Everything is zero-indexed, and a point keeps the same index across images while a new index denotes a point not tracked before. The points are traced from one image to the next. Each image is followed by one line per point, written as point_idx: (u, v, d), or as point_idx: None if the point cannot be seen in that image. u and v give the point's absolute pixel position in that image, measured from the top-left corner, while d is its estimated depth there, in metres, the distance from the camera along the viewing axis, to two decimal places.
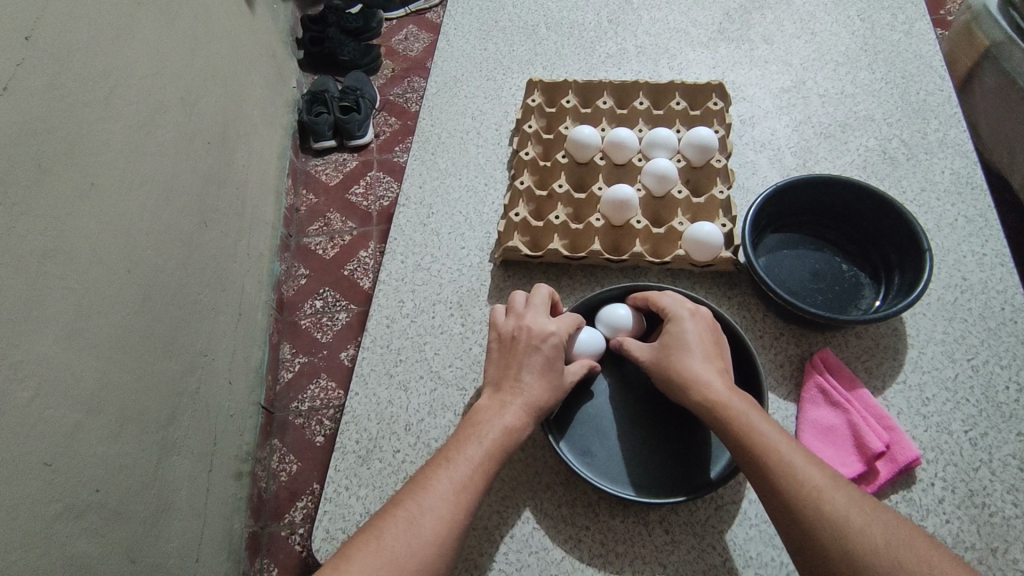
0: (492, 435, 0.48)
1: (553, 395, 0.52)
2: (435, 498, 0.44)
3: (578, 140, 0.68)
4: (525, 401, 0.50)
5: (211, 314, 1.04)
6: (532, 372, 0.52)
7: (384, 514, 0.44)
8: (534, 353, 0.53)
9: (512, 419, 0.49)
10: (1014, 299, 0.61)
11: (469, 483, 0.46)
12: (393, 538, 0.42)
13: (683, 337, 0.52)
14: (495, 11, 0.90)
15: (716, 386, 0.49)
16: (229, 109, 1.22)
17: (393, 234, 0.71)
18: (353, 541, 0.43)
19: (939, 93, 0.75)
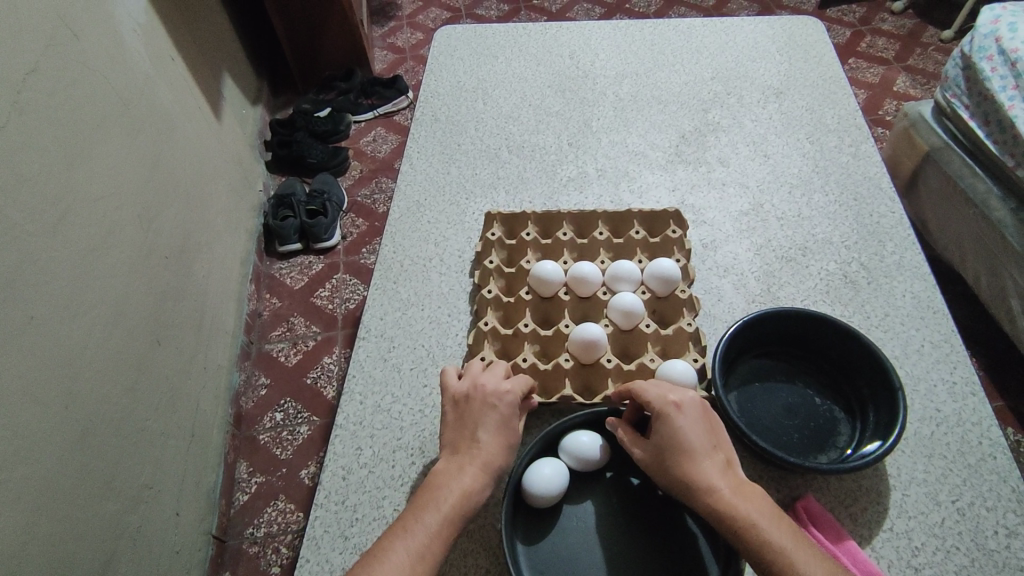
0: (448, 503, 0.48)
1: (509, 455, 0.52)
2: (390, 571, 0.44)
3: (540, 277, 0.68)
4: (485, 460, 0.51)
5: (163, 438, 0.97)
6: (488, 431, 0.52)
7: None
8: (490, 412, 0.53)
9: (470, 482, 0.49)
10: (989, 432, 0.59)
11: (426, 555, 0.45)
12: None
13: (678, 437, 0.50)
14: (457, 133, 0.91)
15: (724, 494, 0.47)
16: (191, 219, 1.20)
17: (353, 372, 0.68)
18: None
19: (890, 215, 0.77)
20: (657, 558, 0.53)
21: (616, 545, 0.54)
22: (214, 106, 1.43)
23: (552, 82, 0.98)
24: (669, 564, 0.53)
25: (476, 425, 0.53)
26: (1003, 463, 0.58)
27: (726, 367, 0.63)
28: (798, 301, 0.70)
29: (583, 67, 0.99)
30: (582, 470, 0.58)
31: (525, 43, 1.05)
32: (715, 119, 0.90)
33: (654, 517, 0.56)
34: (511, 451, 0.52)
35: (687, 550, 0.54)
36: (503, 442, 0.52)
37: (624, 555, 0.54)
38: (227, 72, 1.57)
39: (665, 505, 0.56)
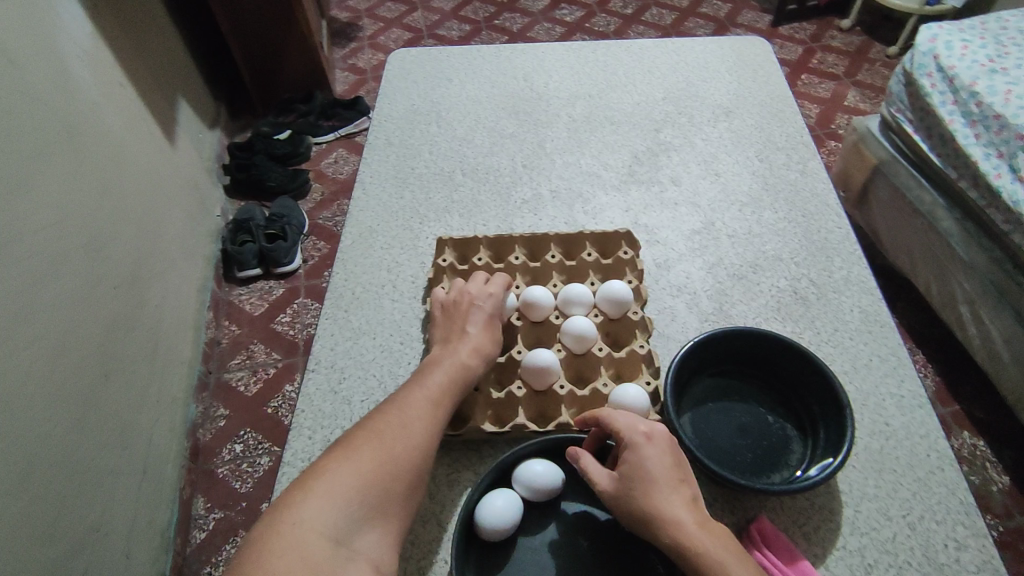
0: (450, 364, 0.59)
1: (494, 342, 0.63)
2: (415, 409, 0.54)
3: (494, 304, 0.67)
4: (477, 344, 0.62)
5: (111, 478, 0.93)
6: (475, 326, 0.63)
7: (375, 420, 0.53)
8: (477, 310, 0.65)
9: (467, 356, 0.60)
10: (937, 445, 0.60)
11: (441, 399, 0.56)
12: (389, 436, 0.51)
13: (645, 469, 0.49)
14: (410, 156, 0.91)
15: (688, 527, 0.46)
16: (143, 247, 1.16)
17: (301, 405, 0.66)
18: (354, 435, 0.52)
19: (838, 231, 0.78)
20: None
21: None
22: (167, 131, 1.40)
23: (507, 104, 0.98)
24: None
25: (464, 321, 0.63)
26: (952, 475, 0.58)
27: (679, 389, 0.62)
28: (750, 319, 0.70)
29: (537, 89, 1.00)
30: (536, 500, 0.56)
31: (479, 65, 1.05)
32: (667, 138, 0.91)
33: (608, 547, 0.55)
34: (495, 340, 0.63)
35: None
36: (490, 334, 0.63)
37: None
38: (181, 95, 1.54)
39: (620, 535, 0.55)
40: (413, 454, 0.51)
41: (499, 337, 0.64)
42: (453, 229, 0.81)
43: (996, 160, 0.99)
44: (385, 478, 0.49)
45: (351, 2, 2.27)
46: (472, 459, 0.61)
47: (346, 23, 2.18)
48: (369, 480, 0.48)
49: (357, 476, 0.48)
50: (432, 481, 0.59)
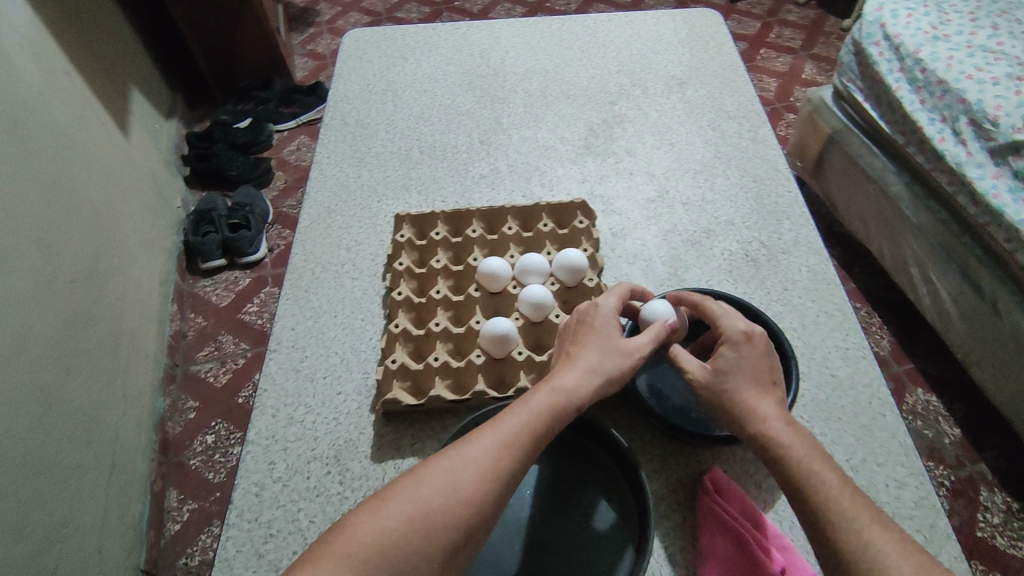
0: (543, 396, 0.50)
1: (612, 361, 0.53)
2: (479, 452, 0.45)
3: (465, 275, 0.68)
4: (589, 365, 0.52)
5: (78, 472, 0.91)
6: (583, 345, 0.54)
7: (429, 462, 0.45)
8: (591, 329, 0.55)
9: (569, 382, 0.51)
10: (880, 392, 0.63)
11: (515, 442, 0.46)
12: (434, 485, 0.43)
13: (738, 365, 0.52)
14: (367, 136, 0.90)
15: (773, 422, 0.49)
16: (100, 239, 1.13)
17: (263, 385, 0.66)
18: (396, 482, 0.44)
19: (787, 195, 0.80)
20: (573, 543, 0.54)
21: (532, 536, 0.54)
22: (120, 120, 1.36)
23: (463, 81, 0.98)
24: (584, 548, 0.53)
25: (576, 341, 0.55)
26: (893, 420, 0.61)
27: None
28: (704, 281, 0.72)
29: (493, 65, 1.00)
30: None
31: (434, 43, 1.05)
32: (622, 111, 0.93)
33: (570, 502, 0.56)
34: (609, 357, 0.53)
35: (602, 532, 0.54)
36: (602, 352, 0.53)
37: (541, 543, 0.54)
38: (134, 84, 1.50)
39: (581, 489, 0.57)
40: (460, 511, 0.42)
41: (621, 356, 0.53)
42: (412, 206, 0.81)
43: (940, 125, 1.03)
44: (413, 540, 0.41)
45: None
46: (434, 428, 0.62)
47: (304, 7, 2.14)
48: (394, 538, 0.40)
49: (382, 534, 0.40)
50: (397, 452, 0.60)
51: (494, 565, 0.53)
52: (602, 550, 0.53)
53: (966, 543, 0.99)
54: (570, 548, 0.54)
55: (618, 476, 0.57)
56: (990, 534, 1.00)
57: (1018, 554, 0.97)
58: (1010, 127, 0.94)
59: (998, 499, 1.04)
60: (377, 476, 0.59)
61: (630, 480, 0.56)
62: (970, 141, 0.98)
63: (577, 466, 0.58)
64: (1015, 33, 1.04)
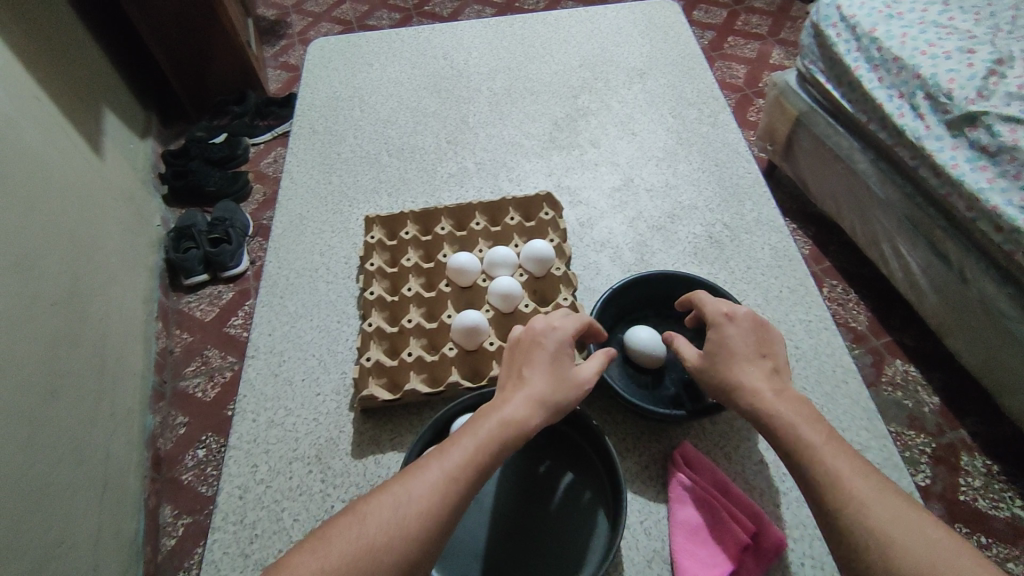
0: (489, 425, 0.48)
1: (560, 390, 0.52)
2: (422, 487, 0.44)
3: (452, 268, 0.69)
4: (537, 395, 0.51)
5: (69, 492, 0.91)
6: (536, 370, 0.53)
7: (370, 499, 0.44)
8: (540, 351, 0.54)
9: (514, 413, 0.49)
10: (842, 360, 0.65)
11: (459, 476, 0.45)
12: (375, 521, 0.42)
13: (726, 343, 0.54)
14: (336, 143, 0.92)
15: (765, 390, 0.51)
16: (78, 261, 1.13)
17: (243, 391, 0.67)
18: (336, 521, 0.43)
19: (747, 176, 0.83)
20: (549, 523, 0.56)
21: (509, 518, 0.56)
22: (93, 142, 1.36)
23: (428, 83, 1.00)
24: (560, 530, 0.55)
25: (524, 364, 0.53)
26: (855, 387, 0.64)
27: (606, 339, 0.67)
28: (670, 264, 0.74)
29: (457, 66, 1.02)
30: None
31: (399, 48, 1.06)
32: (585, 104, 0.94)
33: (546, 485, 0.58)
34: (561, 384, 0.52)
35: (578, 515, 0.56)
36: (554, 379, 0.53)
37: (518, 526, 0.56)
38: (106, 105, 1.50)
39: (558, 473, 0.59)
40: (399, 550, 0.41)
41: (571, 386, 0.53)
42: (383, 208, 0.83)
43: (898, 101, 1.04)
44: None
45: None
46: (412, 422, 0.64)
47: (274, 20, 2.14)
48: None
49: None
50: (378, 447, 0.62)
51: (471, 547, 0.55)
52: (577, 530, 0.55)
53: (949, 508, 1.01)
54: (546, 529, 0.55)
55: (592, 460, 0.59)
56: (972, 497, 1.02)
57: (998, 515, 0.99)
58: (964, 100, 0.96)
59: (979, 463, 1.05)
60: (358, 472, 0.60)
61: (604, 463, 0.58)
62: (927, 115, 0.99)
63: (555, 456, 0.60)
64: (963, 9, 1.08)
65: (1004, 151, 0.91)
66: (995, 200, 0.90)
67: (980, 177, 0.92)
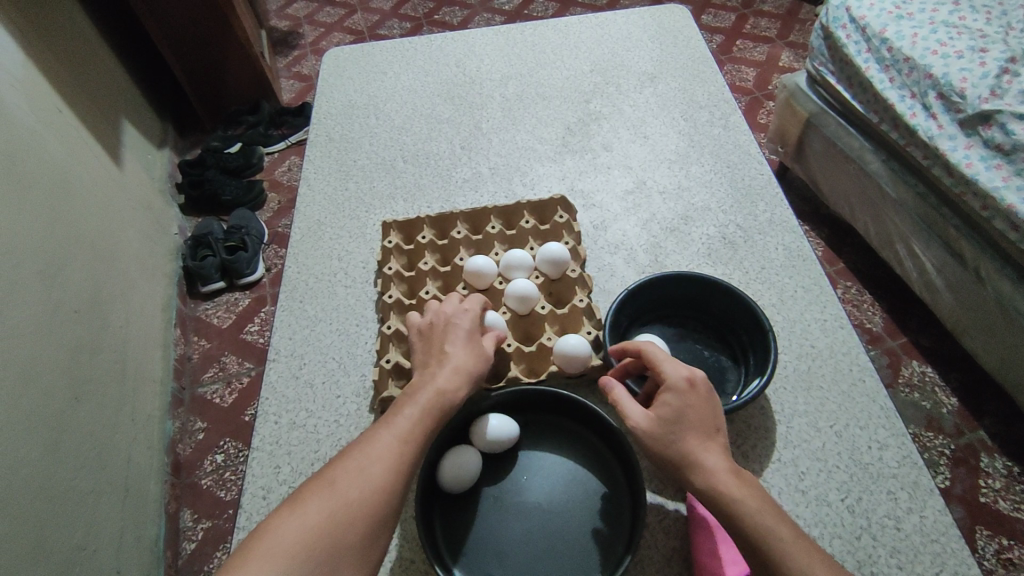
0: (428, 394, 0.53)
1: (478, 364, 0.58)
2: (381, 448, 0.49)
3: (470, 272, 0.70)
4: (457, 365, 0.56)
5: (93, 495, 0.93)
6: (454, 346, 0.58)
7: (334, 465, 0.48)
8: (453, 332, 0.59)
9: (443, 383, 0.55)
10: (859, 359, 0.66)
11: (411, 436, 0.50)
12: (345, 484, 0.46)
13: (681, 414, 0.50)
14: (352, 150, 0.93)
15: (720, 471, 0.47)
16: (100, 270, 1.16)
17: (265, 394, 0.68)
18: (307, 487, 0.46)
19: (760, 177, 0.83)
20: (573, 521, 0.56)
21: (535, 519, 0.57)
22: (112, 153, 1.39)
23: (441, 90, 1.01)
24: (586, 525, 0.56)
25: (441, 344, 0.58)
26: (873, 385, 0.64)
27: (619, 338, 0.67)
28: (683, 266, 0.75)
29: (470, 73, 1.03)
30: (491, 452, 0.60)
31: (413, 56, 1.08)
32: (597, 108, 0.95)
33: (565, 484, 0.59)
34: (479, 357, 0.58)
35: (602, 510, 0.57)
36: (470, 352, 0.58)
37: (543, 526, 0.56)
38: (124, 115, 1.53)
39: (574, 470, 0.60)
40: (373, 502, 0.45)
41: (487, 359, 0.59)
42: (399, 213, 0.84)
43: (910, 101, 1.04)
44: (330, 539, 0.43)
45: (290, 9, 2.27)
46: None
47: (287, 31, 2.17)
48: (314, 539, 0.42)
49: (299, 539, 0.42)
50: None
51: (496, 548, 0.55)
52: (601, 526, 0.56)
53: (969, 510, 1.00)
54: (571, 528, 0.56)
55: (606, 455, 0.60)
56: (993, 499, 1.01)
57: (1020, 517, 0.98)
58: (977, 99, 0.96)
59: (998, 464, 1.04)
60: None
61: (617, 458, 0.59)
62: (940, 114, 0.99)
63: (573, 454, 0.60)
64: (974, 8, 1.08)
65: (1019, 150, 0.91)
66: (1010, 198, 0.90)
67: (994, 175, 0.92)
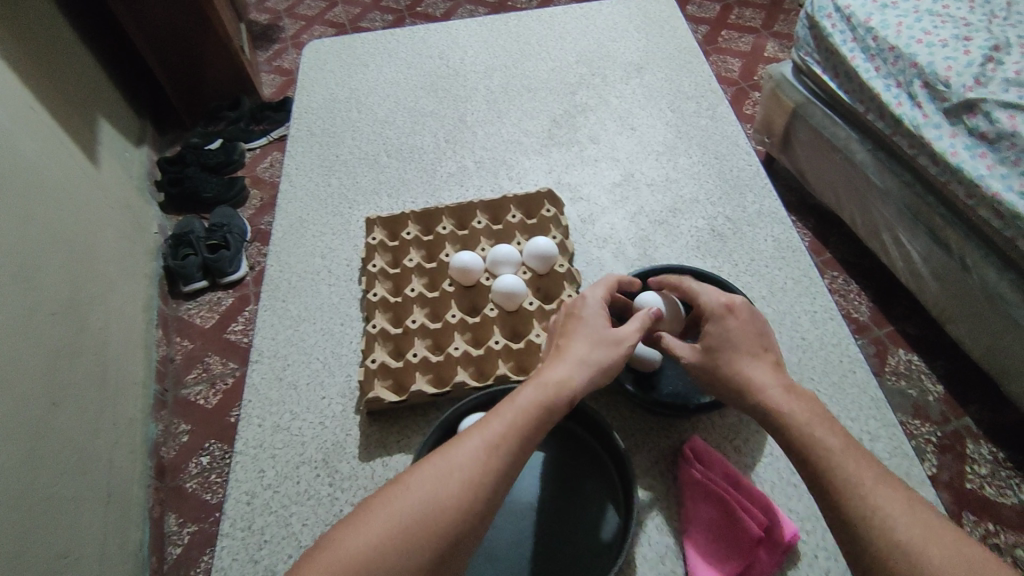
0: (531, 393, 0.50)
1: (601, 350, 0.54)
2: (466, 455, 0.45)
3: (458, 268, 0.69)
4: (579, 357, 0.53)
5: (73, 502, 0.90)
6: (573, 336, 0.55)
7: (412, 469, 0.45)
8: (578, 320, 0.56)
9: (555, 375, 0.51)
10: (849, 350, 0.65)
11: (501, 443, 0.46)
12: (423, 489, 0.43)
13: (726, 338, 0.54)
14: (334, 145, 0.91)
15: (769, 390, 0.51)
16: (77, 270, 1.12)
17: (247, 396, 0.66)
18: (379, 492, 0.44)
19: (748, 168, 0.82)
20: (568, 523, 0.55)
21: (530, 522, 0.55)
22: (87, 150, 1.34)
23: (425, 83, 0.99)
24: (584, 524, 0.55)
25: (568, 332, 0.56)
26: (864, 376, 0.63)
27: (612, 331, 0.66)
28: (673, 259, 0.74)
29: (453, 65, 1.01)
30: None
31: (395, 48, 1.06)
32: (583, 100, 0.94)
33: (561, 487, 0.57)
34: (603, 344, 0.54)
35: (599, 508, 0.56)
36: (591, 339, 0.55)
37: (537, 529, 0.55)
38: (100, 114, 1.49)
39: (569, 471, 0.58)
40: (448, 515, 0.42)
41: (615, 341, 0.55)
42: (383, 209, 0.82)
43: (895, 90, 1.04)
44: (398, 551, 0.40)
45: (269, 2, 2.22)
46: (419, 423, 0.63)
47: (267, 25, 2.13)
48: (384, 550, 0.40)
49: (367, 547, 0.40)
50: (385, 449, 0.61)
51: (488, 549, 0.54)
52: (596, 528, 0.55)
53: (956, 496, 1.01)
54: (566, 529, 0.55)
55: (601, 455, 0.59)
56: (979, 485, 1.02)
57: (1006, 502, 0.99)
58: (961, 87, 0.96)
59: (984, 450, 1.05)
60: (366, 474, 0.60)
61: (611, 456, 0.58)
62: (925, 104, 0.99)
63: (567, 453, 0.59)
64: None
65: (1003, 138, 0.91)
66: (994, 186, 0.90)
67: (979, 164, 0.92)
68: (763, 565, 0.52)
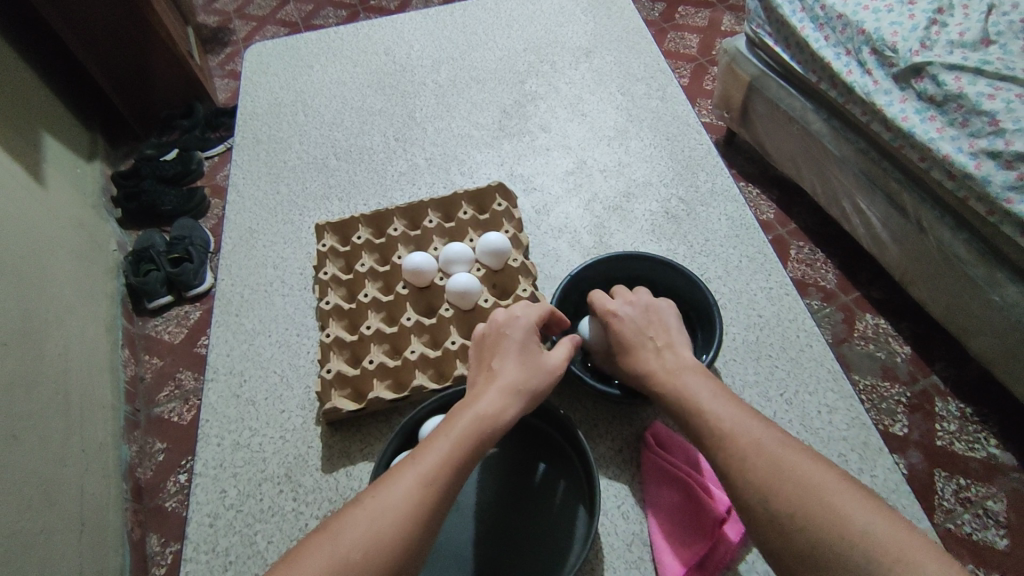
0: (465, 422, 0.48)
1: (535, 377, 0.53)
2: (400, 491, 0.43)
3: (410, 270, 0.68)
4: (505, 385, 0.51)
5: (45, 534, 0.87)
6: (504, 360, 0.54)
7: (345, 510, 0.43)
8: (507, 341, 0.55)
9: (487, 406, 0.49)
10: (805, 324, 0.66)
11: (437, 476, 0.44)
12: (354, 532, 0.41)
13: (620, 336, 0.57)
14: (282, 151, 0.89)
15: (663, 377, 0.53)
16: (32, 296, 1.07)
17: (205, 416, 0.65)
18: (311, 538, 0.42)
19: (700, 148, 0.82)
20: (534, 517, 0.55)
21: (496, 521, 0.55)
22: (32, 170, 1.28)
23: (371, 81, 0.97)
24: (550, 516, 0.55)
25: (493, 356, 0.54)
26: (820, 349, 0.64)
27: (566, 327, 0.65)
28: (629, 245, 0.74)
29: (400, 61, 1.00)
30: None
31: (340, 47, 1.03)
32: (533, 89, 0.93)
33: (526, 483, 0.57)
34: (530, 370, 0.53)
35: (563, 499, 0.56)
36: (524, 365, 0.53)
37: (502, 528, 0.55)
38: (46, 131, 1.40)
39: (530, 466, 0.58)
40: (382, 556, 0.40)
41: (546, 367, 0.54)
42: (335, 214, 0.81)
43: (845, 58, 1.03)
44: None
45: (218, 4, 2.16)
46: (380, 430, 0.62)
47: (216, 27, 2.08)
48: None
49: None
50: (348, 459, 0.61)
51: (456, 550, 0.54)
52: (563, 519, 0.55)
53: (926, 454, 1.03)
54: (533, 524, 0.55)
55: (562, 445, 0.59)
56: (948, 441, 1.04)
57: (975, 456, 1.02)
58: (908, 52, 0.96)
59: (952, 407, 1.07)
60: (330, 486, 0.59)
61: (571, 445, 0.58)
62: (874, 70, 1.00)
63: (528, 448, 0.59)
64: None
65: (950, 100, 0.91)
66: (944, 149, 0.90)
67: (929, 127, 0.93)
68: (728, 547, 0.52)
